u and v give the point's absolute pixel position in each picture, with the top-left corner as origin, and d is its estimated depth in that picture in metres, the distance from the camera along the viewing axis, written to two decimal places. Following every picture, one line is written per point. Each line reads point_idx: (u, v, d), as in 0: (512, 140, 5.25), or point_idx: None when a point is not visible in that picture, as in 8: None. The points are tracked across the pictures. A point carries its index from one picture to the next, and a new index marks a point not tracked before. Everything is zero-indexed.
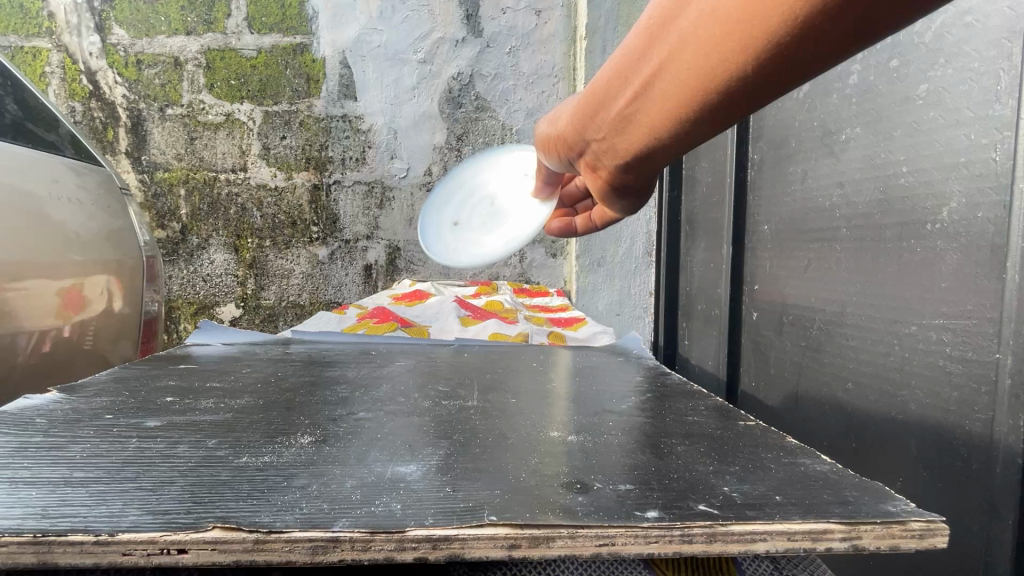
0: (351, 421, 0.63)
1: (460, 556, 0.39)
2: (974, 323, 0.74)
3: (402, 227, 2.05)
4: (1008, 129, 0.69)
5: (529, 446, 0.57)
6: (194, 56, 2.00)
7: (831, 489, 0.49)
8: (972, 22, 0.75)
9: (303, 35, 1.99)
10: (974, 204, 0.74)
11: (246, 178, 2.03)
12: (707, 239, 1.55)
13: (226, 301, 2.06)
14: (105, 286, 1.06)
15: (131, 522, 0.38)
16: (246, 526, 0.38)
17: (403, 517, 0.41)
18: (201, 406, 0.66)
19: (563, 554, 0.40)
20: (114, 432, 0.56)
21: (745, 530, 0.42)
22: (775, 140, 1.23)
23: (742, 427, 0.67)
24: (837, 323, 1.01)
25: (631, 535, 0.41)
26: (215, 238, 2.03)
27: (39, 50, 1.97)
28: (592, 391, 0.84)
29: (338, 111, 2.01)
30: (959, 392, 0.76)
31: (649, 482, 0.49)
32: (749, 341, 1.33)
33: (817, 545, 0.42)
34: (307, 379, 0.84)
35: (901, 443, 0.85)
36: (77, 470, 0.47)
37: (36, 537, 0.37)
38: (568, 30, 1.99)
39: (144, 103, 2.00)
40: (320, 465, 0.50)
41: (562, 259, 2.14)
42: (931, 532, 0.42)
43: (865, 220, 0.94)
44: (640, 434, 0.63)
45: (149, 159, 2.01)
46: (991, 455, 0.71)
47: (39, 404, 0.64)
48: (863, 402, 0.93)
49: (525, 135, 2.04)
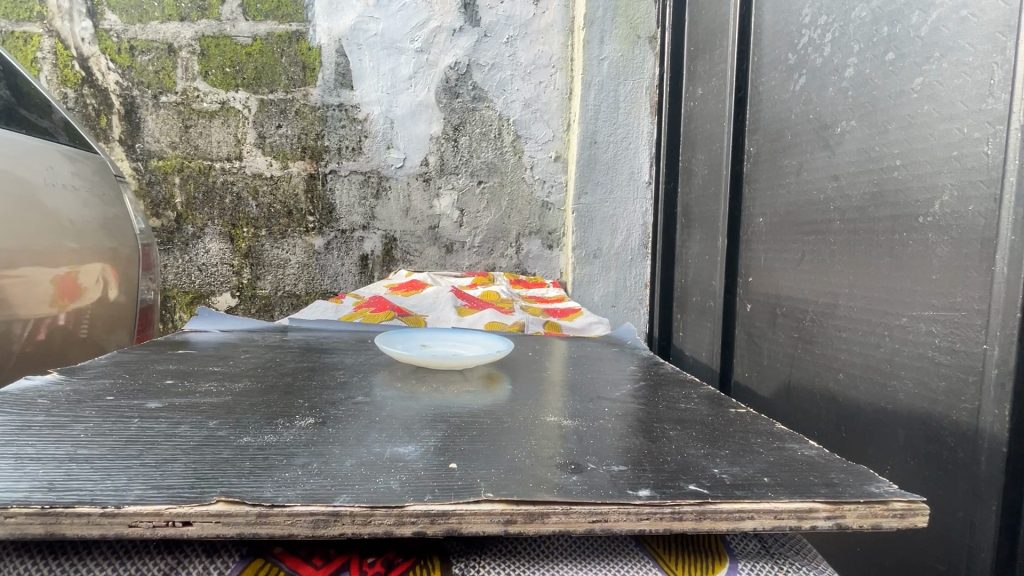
0: (351, 404, 0.64)
1: (457, 531, 0.40)
2: (963, 315, 0.75)
3: (399, 217, 2.04)
4: (1000, 123, 0.70)
5: (527, 429, 0.58)
6: (188, 42, 1.98)
7: (817, 472, 0.50)
8: (968, 15, 0.75)
9: (298, 22, 1.98)
10: (965, 197, 0.75)
11: (242, 167, 2.01)
12: (703, 231, 1.56)
13: (222, 291, 2.05)
14: (101, 274, 1.06)
15: (137, 495, 0.39)
16: (249, 500, 0.39)
17: (402, 493, 0.42)
18: (202, 389, 0.67)
19: (557, 530, 0.41)
20: (116, 412, 0.57)
21: (733, 507, 0.43)
22: (771, 133, 1.24)
23: (733, 413, 0.68)
24: (828, 314, 1.02)
25: (624, 512, 0.42)
26: (210, 227, 2.02)
27: (30, 35, 1.95)
28: (587, 379, 0.85)
29: (335, 100, 2.00)
30: (948, 383, 0.77)
31: (641, 463, 0.51)
32: (743, 332, 1.35)
33: (803, 524, 0.43)
34: (305, 365, 0.85)
35: (890, 433, 0.87)
36: (82, 447, 0.48)
37: (43, 509, 0.38)
38: (567, 20, 1.98)
39: (137, 89, 1.99)
40: (321, 444, 0.51)
41: (559, 250, 2.07)
42: (911, 512, 0.44)
43: (859, 213, 0.95)
44: (633, 419, 0.65)
45: (143, 147, 2.00)
46: (976, 443, 0.73)
47: (40, 385, 0.65)
48: (854, 393, 0.95)
49: (522, 126, 2.03)
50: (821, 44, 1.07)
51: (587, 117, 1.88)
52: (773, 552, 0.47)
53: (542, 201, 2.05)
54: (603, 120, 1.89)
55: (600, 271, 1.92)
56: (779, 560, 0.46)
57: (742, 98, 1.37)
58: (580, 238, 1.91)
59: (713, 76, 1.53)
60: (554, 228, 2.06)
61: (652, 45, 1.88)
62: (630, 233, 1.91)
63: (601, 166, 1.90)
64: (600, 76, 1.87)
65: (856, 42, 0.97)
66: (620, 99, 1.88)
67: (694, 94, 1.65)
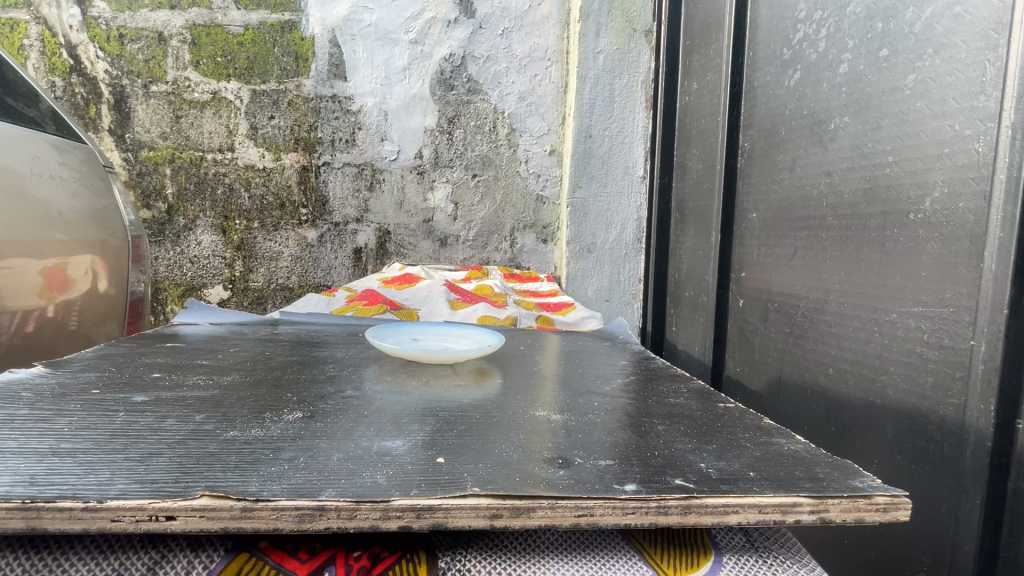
0: (340, 398, 0.64)
1: (443, 525, 0.40)
2: (951, 311, 0.75)
3: (393, 210, 2.02)
4: (991, 120, 0.71)
5: (516, 424, 0.59)
6: (179, 31, 1.95)
7: (803, 466, 0.51)
8: (961, 12, 0.75)
9: (291, 11, 1.96)
10: (955, 194, 0.76)
11: (234, 159, 1.99)
12: (697, 225, 1.56)
13: (214, 283, 2.03)
14: (91, 266, 1.05)
15: (120, 489, 0.39)
16: (233, 495, 0.39)
17: (388, 487, 0.42)
18: (190, 383, 0.67)
19: (542, 524, 0.42)
20: (102, 406, 0.57)
21: (719, 502, 0.43)
22: (765, 128, 1.24)
23: (722, 408, 0.68)
24: (820, 310, 1.03)
25: (609, 507, 0.42)
26: (202, 218, 2.00)
27: (17, 22, 1.91)
28: (579, 374, 0.86)
29: (328, 91, 1.98)
30: (935, 377, 0.78)
31: (629, 458, 0.51)
32: (736, 327, 1.35)
33: (786, 517, 0.44)
34: (295, 358, 0.84)
35: (878, 427, 0.88)
36: (66, 441, 0.47)
37: (25, 503, 0.37)
38: (563, 12, 1.97)
39: (127, 78, 1.96)
40: (308, 439, 0.51)
41: (554, 244, 2.07)
42: (894, 505, 0.44)
43: (851, 209, 0.95)
44: (623, 413, 0.65)
45: (133, 138, 1.97)
46: (962, 438, 0.74)
47: (24, 378, 0.64)
48: (844, 389, 0.96)
49: (517, 119, 2.02)
50: (815, 40, 1.07)
51: (581, 111, 1.87)
52: (758, 545, 0.47)
53: (536, 195, 2.05)
54: (598, 113, 1.88)
55: (594, 265, 1.92)
56: (763, 553, 0.47)
57: (737, 93, 1.37)
58: (575, 232, 1.91)
59: (708, 70, 1.53)
60: (548, 222, 2.06)
61: (647, 38, 1.88)
62: (624, 227, 1.91)
63: (596, 160, 1.90)
64: (595, 69, 1.86)
65: (851, 38, 0.96)
66: (615, 93, 1.88)
67: (689, 88, 1.65)
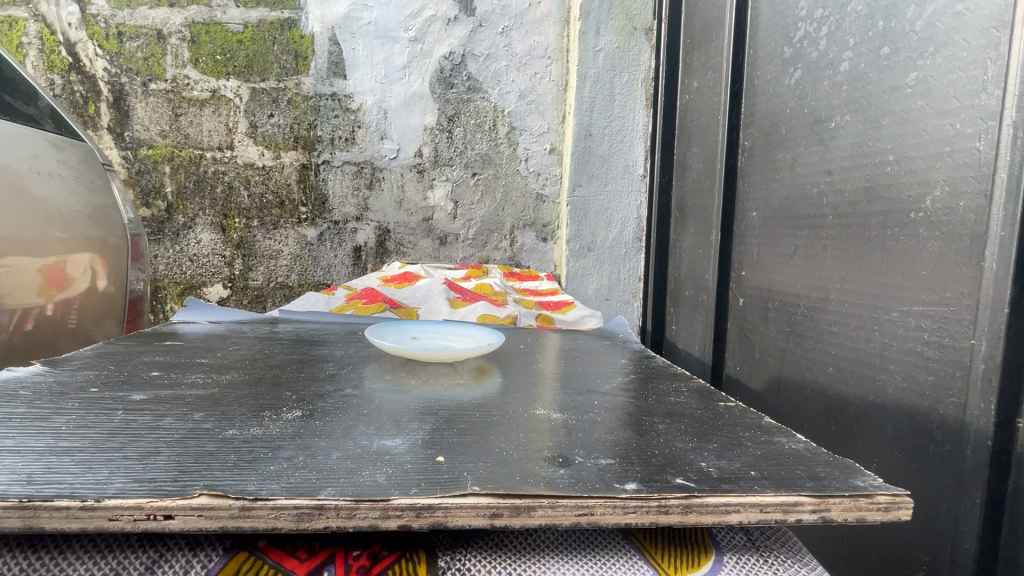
0: (339, 397, 0.64)
1: (443, 524, 0.40)
2: (951, 310, 0.75)
3: (392, 209, 2.02)
4: (992, 119, 0.70)
5: (516, 423, 0.58)
6: (178, 28, 1.95)
7: (803, 465, 0.50)
8: (962, 11, 0.75)
9: (291, 9, 1.95)
10: (956, 193, 0.75)
11: (233, 157, 1.99)
12: (697, 224, 1.56)
13: (214, 281, 2.02)
14: (89, 264, 1.04)
15: (118, 488, 0.39)
16: (231, 494, 0.39)
17: (387, 487, 0.42)
18: (189, 381, 0.67)
19: (543, 524, 0.41)
20: (100, 404, 0.57)
21: (719, 501, 0.43)
22: (766, 126, 1.24)
23: (723, 407, 0.68)
24: (820, 309, 1.03)
25: (609, 506, 0.42)
26: (201, 217, 2.00)
27: (16, 20, 1.91)
28: (578, 372, 0.85)
29: (327, 89, 1.98)
30: (936, 377, 0.78)
31: (629, 457, 0.51)
32: (735, 325, 1.35)
33: (788, 517, 0.44)
34: (294, 356, 0.84)
35: (878, 426, 0.88)
36: (64, 440, 0.47)
37: (21, 503, 0.37)
38: (563, 11, 1.97)
39: (126, 76, 1.95)
40: (307, 438, 0.51)
41: (554, 242, 2.06)
42: (895, 504, 0.44)
43: (851, 208, 0.95)
44: (623, 412, 0.65)
45: (132, 136, 1.97)
46: (962, 437, 0.74)
47: (21, 376, 0.64)
48: (843, 388, 0.96)
49: (517, 117, 2.01)
50: (816, 38, 1.07)
51: (581, 109, 1.87)
52: (758, 544, 0.47)
53: (536, 193, 2.04)
54: (598, 111, 1.88)
55: (594, 264, 1.91)
56: (764, 552, 0.46)
57: (737, 92, 1.37)
58: (575, 231, 1.91)
59: (708, 69, 1.52)
60: (548, 220, 2.06)
61: (648, 36, 1.87)
62: (624, 225, 1.91)
63: (596, 158, 1.89)
64: (596, 67, 1.85)
65: (852, 36, 0.96)
66: (616, 91, 1.87)
67: (689, 86, 1.65)
